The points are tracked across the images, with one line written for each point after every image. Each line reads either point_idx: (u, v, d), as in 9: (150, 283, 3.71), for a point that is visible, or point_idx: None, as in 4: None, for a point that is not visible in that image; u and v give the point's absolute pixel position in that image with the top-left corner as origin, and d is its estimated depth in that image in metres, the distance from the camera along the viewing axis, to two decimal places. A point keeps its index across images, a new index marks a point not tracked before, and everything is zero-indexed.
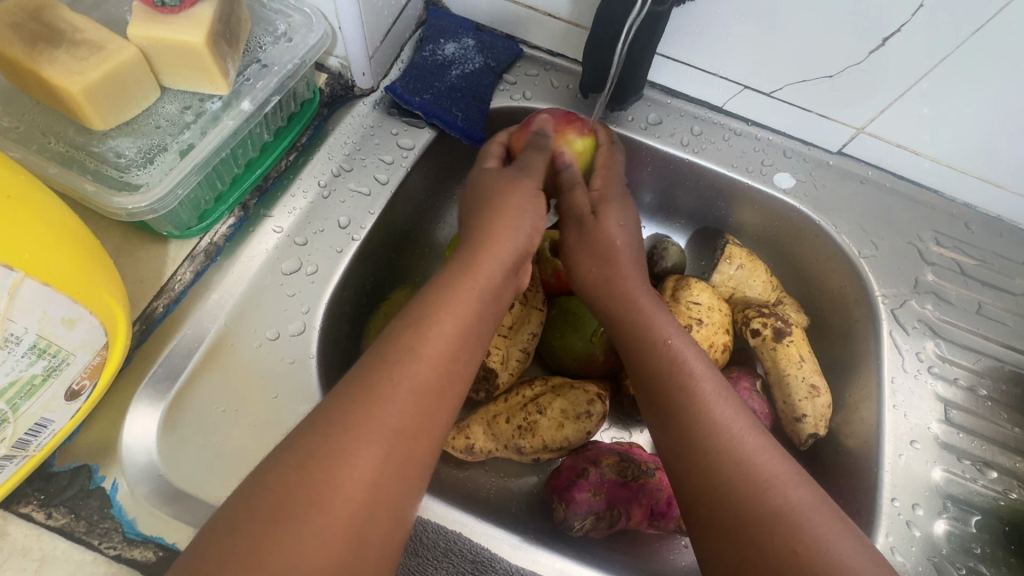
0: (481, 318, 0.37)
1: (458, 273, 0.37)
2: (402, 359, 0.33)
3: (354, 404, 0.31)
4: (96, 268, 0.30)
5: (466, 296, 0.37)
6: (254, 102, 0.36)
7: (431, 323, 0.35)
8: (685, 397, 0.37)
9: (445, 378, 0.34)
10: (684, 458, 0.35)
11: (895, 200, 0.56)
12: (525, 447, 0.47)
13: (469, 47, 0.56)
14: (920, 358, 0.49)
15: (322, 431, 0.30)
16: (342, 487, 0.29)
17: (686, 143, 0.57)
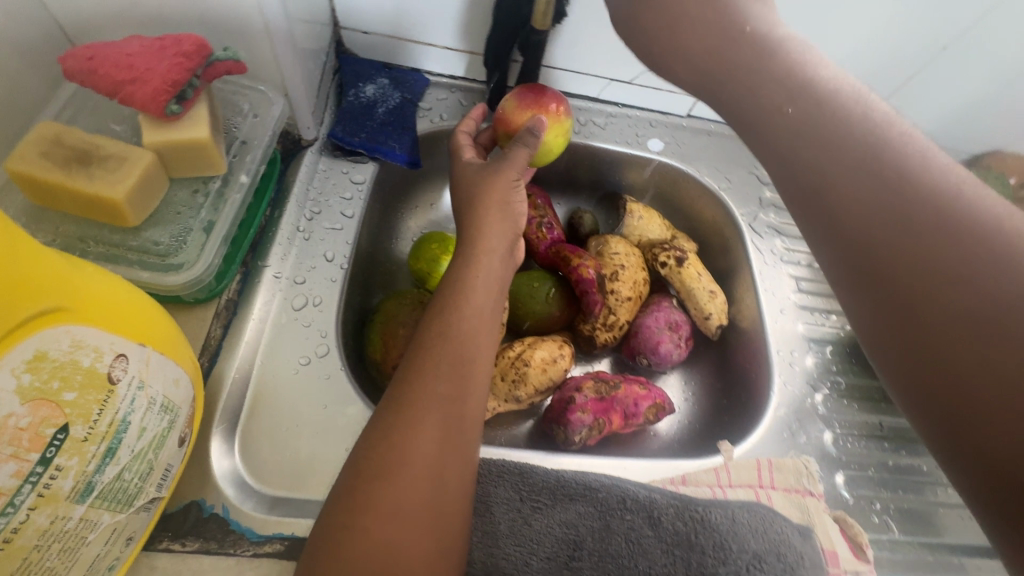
0: (488, 300, 0.47)
1: (461, 270, 0.48)
2: (439, 341, 0.43)
3: (413, 384, 0.41)
4: (176, 336, 0.36)
5: (477, 289, 0.47)
6: (249, 174, 0.44)
7: (455, 307, 0.45)
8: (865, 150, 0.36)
9: (472, 348, 0.44)
10: (945, 282, 0.31)
11: (735, 142, 0.75)
12: (523, 395, 0.59)
13: (385, 85, 0.65)
14: (774, 253, 0.67)
15: (393, 405, 0.40)
16: (420, 442, 0.39)
17: (577, 131, 0.71)
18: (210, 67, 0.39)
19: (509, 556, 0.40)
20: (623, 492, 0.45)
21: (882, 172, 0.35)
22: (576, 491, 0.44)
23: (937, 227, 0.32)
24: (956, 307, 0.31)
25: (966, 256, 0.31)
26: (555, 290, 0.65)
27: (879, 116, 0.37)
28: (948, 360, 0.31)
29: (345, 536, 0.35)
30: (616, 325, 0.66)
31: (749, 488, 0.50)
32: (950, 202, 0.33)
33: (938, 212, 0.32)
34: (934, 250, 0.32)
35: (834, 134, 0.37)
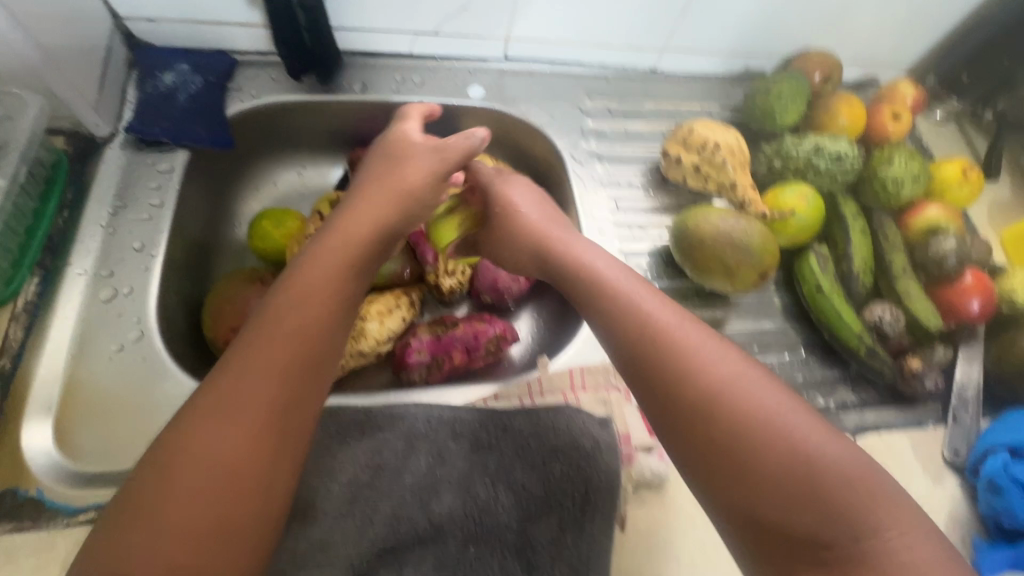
0: (330, 307, 0.44)
1: (303, 270, 0.45)
2: (259, 342, 0.41)
3: (234, 378, 0.39)
4: None
5: (314, 291, 0.44)
6: (7, 177, 0.49)
7: (279, 307, 0.43)
8: (752, 424, 0.38)
9: (299, 352, 0.41)
10: (742, 456, 0.38)
11: (555, 79, 0.78)
12: (366, 348, 0.62)
13: (186, 71, 0.65)
14: (595, 178, 0.71)
15: (200, 407, 0.38)
16: (220, 438, 0.37)
17: (395, 90, 0.72)
18: None
19: (313, 485, 0.45)
20: (426, 414, 0.49)
21: (683, 376, 0.41)
22: (382, 421, 0.49)
23: (738, 423, 0.39)
24: (766, 476, 0.37)
25: (750, 425, 0.38)
26: (393, 247, 0.68)
27: (646, 302, 0.47)
28: (757, 512, 0.37)
29: (127, 541, 0.34)
30: (457, 271, 0.69)
31: (559, 393, 0.55)
32: (729, 395, 0.40)
33: (730, 407, 0.39)
34: (731, 435, 0.39)
35: (656, 370, 0.43)
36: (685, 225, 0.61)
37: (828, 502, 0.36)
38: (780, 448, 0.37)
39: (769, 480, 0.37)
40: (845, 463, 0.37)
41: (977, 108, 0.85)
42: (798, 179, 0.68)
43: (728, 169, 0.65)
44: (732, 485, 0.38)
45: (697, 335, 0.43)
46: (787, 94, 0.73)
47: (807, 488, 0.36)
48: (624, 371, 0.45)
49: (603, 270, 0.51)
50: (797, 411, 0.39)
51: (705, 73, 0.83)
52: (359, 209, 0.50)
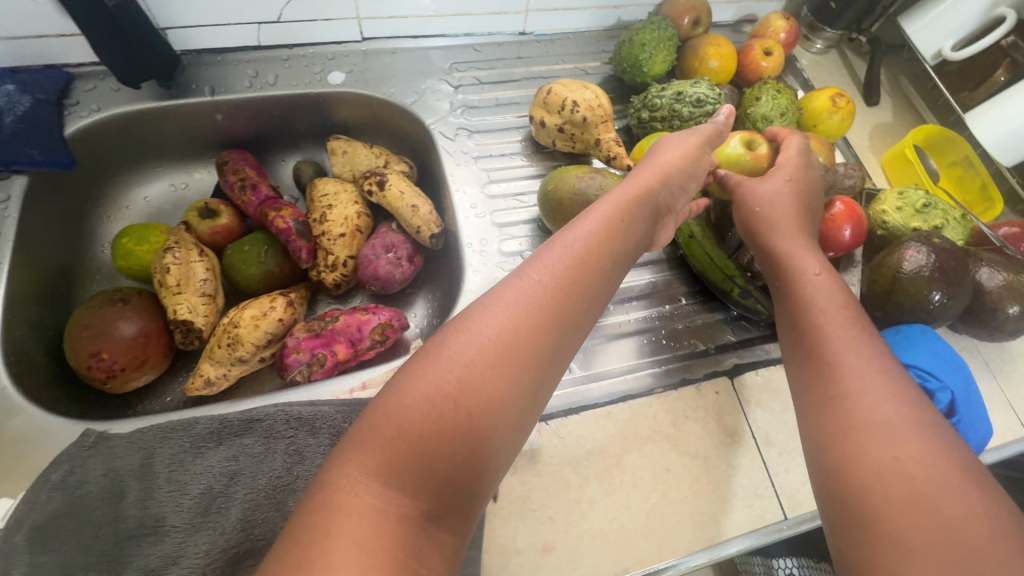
0: (555, 299, 0.41)
1: (548, 250, 0.44)
2: (463, 330, 0.38)
3: (502, 313, 0.39)
4: None
5: (525, 290, 0.41)
6: None
7: (531, 279, 0.42)
8: (865, 428, 0.38)
9: (505, 351, 0.38)
10: (870, 457, 0.36)
11: (421, 54, 0.76)
12: (244, 355, 0.61)
13: (11, 91, 0.61)
14: (465, 152, 0.70)
15: (444, 334, 0.39)
16: (466, 350, 0.37)
17: (250, 85, 0.70)
18: None
19: (164, 500, 0.44)
20: (287, 414, 0.49)
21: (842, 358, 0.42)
22: (239, 426, 0.48)
23: (857, 419, 0.38)
24: (883, 455, 0.36)
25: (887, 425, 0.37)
26: (267, 248, 0.67)
27: (830, 319, 0.45)
28: (860, 493, 0.35)
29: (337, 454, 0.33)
30: (338, 264, 0.68)
31: None
32: (892, 414, 0.38)
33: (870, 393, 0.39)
34: (865, 419, 0.38)
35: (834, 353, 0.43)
36: (547, 190, 0.62)
37: (940, 519, 0.32)
38: (907, 448, 0.36)
39: (891, 466, 0.35)
40: (974, 511, 0.32)
41: (852, 33, 0.85)
42: (666, 128, 0.68)
43: (589, 127, 0.65)
44: (857, 480, 0.36)
45: (855, 342, 0.43)
46: (650, 42, 0.71)
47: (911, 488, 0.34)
48: (806, 378, 0.44)
49: (788, 247, 0.54)
50: (939, 441, 0.36)
51: (577, 29, 0.81)
52: (672, 153, 0.56)
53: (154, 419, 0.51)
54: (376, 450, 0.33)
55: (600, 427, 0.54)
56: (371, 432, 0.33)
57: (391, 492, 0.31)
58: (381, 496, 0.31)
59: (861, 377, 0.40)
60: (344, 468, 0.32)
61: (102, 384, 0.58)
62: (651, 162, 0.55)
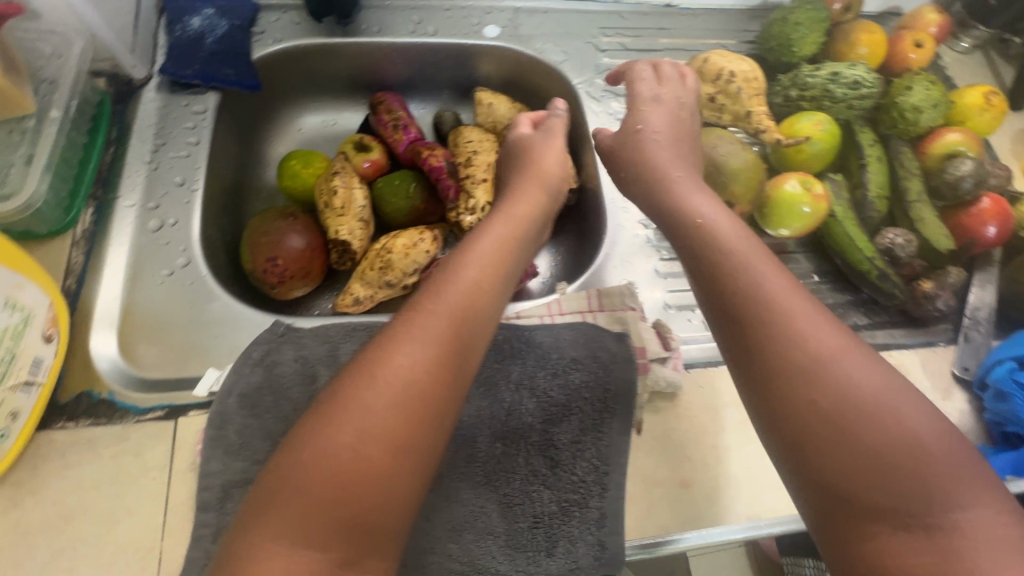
0: (456, 326, 0.40)
1: (439, 286, 0.43)
2: (368, 375, 0.36)
3: (410, 348, 0.38)
4: (15, 260, 0.42)
5: (428, 318, 0.40)
6: (60, 109, 0.48)
7: (424, 311, 0.40)
8: (804, 396, 0.36)
9: (417, 384, 0.37)
10: (815, 430, 0.36)
11: (570, 16, 0.78)
12: (393, 279, 0.66)
13: (212, 15, 0.67)
14: (610, 113, 0.72)
15: (350, 375, 0.37)
16: (381, 393, 0.36)
17: (413, 31, 0.74)
18: None
19: None
20: None
21: (788, 323, 0.39)
22: None
23: (802, 366, 0.37)
24: (853, 446, 0.34)
25: (848, 398, 0.36)
26: (415, 185, 0.71)
27: (764, 265, 0.42)
28: (821, 470, 0.35)
29: (249, 534, 0.32)
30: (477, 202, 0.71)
31: (577, 314, 0.57)
32: (822, 367, 0.37)
33: (819, 370, 0.37)
34: (794, 373, 0.37)
35: (760, 329, 0.39)
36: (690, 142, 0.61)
37: (881, 466, 0.34)
38: (857, 419, 0.35)
39: (864, 448, 0.34)
40: (919, 433, 0.34)
41: (1005, 34, 0.82)
42: (814, 108, 0.68)
43: (742, 98, 0.66)
44: (817, 453, 0.35)
45: (806, 311, 0.39)
46: (805, 23, 0.72)
47: (875, 454, 0.34)
48: (728, 350, 0.41)
49: (688, 198, 0.51)
50: (864, 387, 0.36)
51: (720, 6, 0.82)
52: (529, 199, 0.59)
53: (330, 321, 0.55)
54: (289, 514, 0.32)
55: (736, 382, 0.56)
56: (277, 497, 0.33)
57: (314, 553, 0.32)
58: (303, 554, 0.31)
59: (776, 330, 0.39)
60: (258, 534, 0.32)
61: (270, 288, 0.63)
62: (506, 202, 0.58)
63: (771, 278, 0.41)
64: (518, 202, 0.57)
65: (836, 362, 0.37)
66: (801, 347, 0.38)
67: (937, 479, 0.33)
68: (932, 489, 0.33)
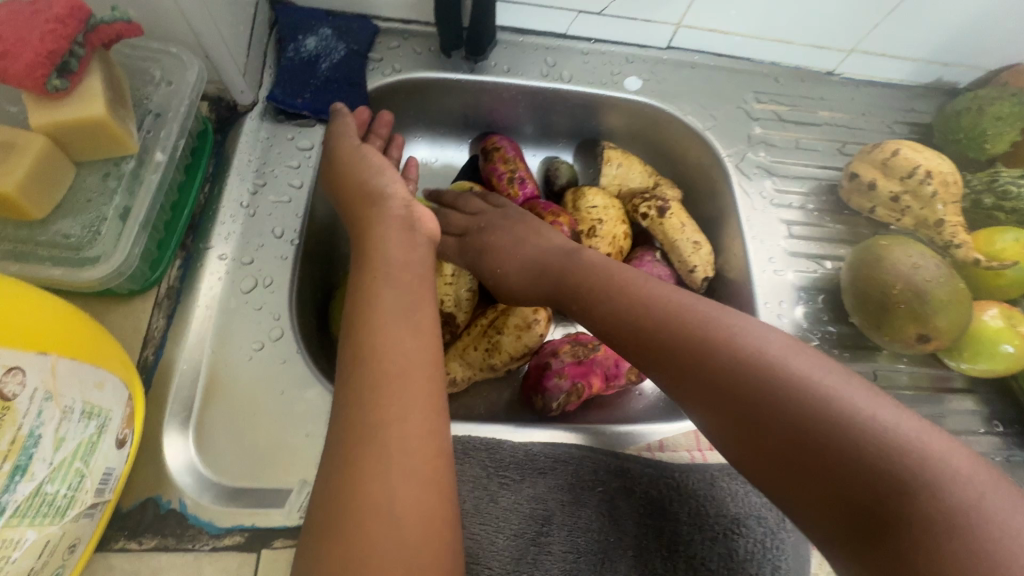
0: (406, 388, 0.34)
1: (364, 338, 0.36)
2: (350, 502, 0.30)
3: (389, 460, 0.31)
4: (92, 350, 0.33)
5: (389, 394, 0.33)
6: (165, 151, 0.40)
7: (370, 385, 0.33)
8: (753, 413, 0.34)
9: (417, 495, 0.31)
10: (772, 445, 0.33)
11: (720, 74, 0.68)
12: (498, 363, 0.57)
13: (328, 36, 0.58)
14: (763, 197, 0.63)
15: (328, 512, 0.30)
16: (390, 538, 0.29)
17: (545, 74, 0.65)
18: (93, 32, 0.34)
19: (475, 534, 0.40)
20: (595, 462, 0.43)
21: (678, 316, 0.39)
22: (546, 464, 0.43)
23: (734, 385, 0.35)
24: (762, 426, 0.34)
25: (770, 379, 0.34)
26: None
27: (652, 284, 0.42)
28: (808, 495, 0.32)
29: None
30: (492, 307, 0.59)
31: None
32: (756, 368, 0.35)
33: (711, 348, 0.37)
34: (728, 388, 0.35)
35: (671, 342, 0.38)
36: (875, 249, 0.52)
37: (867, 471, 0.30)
38: (818, 424, 0.32)
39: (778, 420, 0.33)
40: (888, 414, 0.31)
41: None
42: (1013, 222, 0.58)
43: (936, 203, 0.55)
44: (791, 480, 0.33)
45: (718, 313, 0.38)
46: (1007, 117, 0.61)
47: (856, 459, 0.30)
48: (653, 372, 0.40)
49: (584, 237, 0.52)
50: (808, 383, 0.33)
51: (887, 80, 0.72)
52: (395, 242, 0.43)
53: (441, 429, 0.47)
54: None
55: None
56: None
57: None
58: None
59: (694, 346, 0.37)
60: None
61: None
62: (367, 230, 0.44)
63: (659, 294, 0.41)
64: (372, 232, 0.44)
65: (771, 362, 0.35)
66: (729, 358, 0.36)
67: (857, 420, 0.31)
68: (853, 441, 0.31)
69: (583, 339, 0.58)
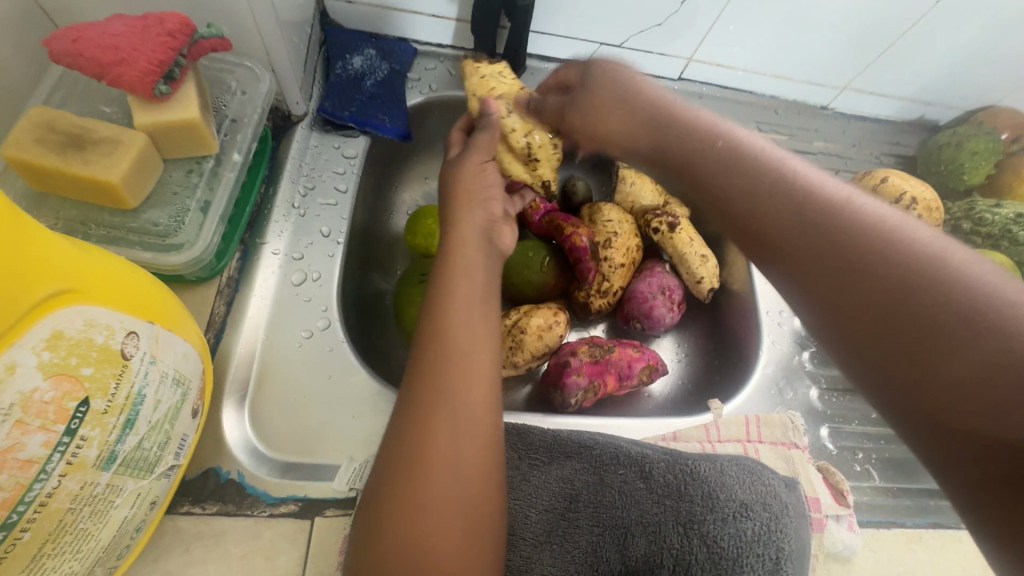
0: (473, 346, 0.41)
1: (437, 302, 0.42)
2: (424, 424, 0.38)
3: (456, 394, 0.39)
4: (180, 324, 0.36)
5: (459, 350, 0.40)
6: (241, 152, 0.44)
7: (443, 340, 0.40)
8: (835, 252, 0.33)
9: (475, 436, 0.38)
10: (851, 280, 0.32)
11: (726, 104, 0.75)
12: (520, 361, 0.61)
13: (373, 56, 0.63)
14: None
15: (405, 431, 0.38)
16: (453, 455, 0.37)
17: None
18: (195, 46, 0.39)
19: (509, 508, 0.45)
20: (615, 449, 0.47)
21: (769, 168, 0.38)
22: (571, 448, 0.47)
23: (822, 224, 0.34)
24: (920, 347, 0.30)
25: (860, 226, 0.33)
26: (549, 259, 0.65)
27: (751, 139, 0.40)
28: (879, 334, 0.31)
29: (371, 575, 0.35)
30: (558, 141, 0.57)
31: (737, 443, 0.52)
32: (845, 211, 0.34)
33: (885, 251, 0.32)
34: (814, 227, 0.34)
35: (764, 183, 0.37)
36: None
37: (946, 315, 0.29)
38: (902, 264, 0.31)
39: (956, 343, 0.29)
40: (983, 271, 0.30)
41: None
42: (988, 246, 0.64)
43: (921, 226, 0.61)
44: (864, 318, 0.32)
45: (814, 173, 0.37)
46: (981, 152, 0.68)
47: (940, 300, 0.29)
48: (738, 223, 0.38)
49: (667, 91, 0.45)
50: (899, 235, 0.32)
51: (876, 116, 0.78)
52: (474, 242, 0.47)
53: None
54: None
55: (909, 552, 0.50)
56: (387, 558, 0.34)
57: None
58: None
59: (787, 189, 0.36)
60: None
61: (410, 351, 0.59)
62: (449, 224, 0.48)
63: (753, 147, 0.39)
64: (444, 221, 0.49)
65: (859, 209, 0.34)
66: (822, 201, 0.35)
67: (952, 273, 0.30)
68: (971, 309, 0.29)
69: (599, 340, 0.63)
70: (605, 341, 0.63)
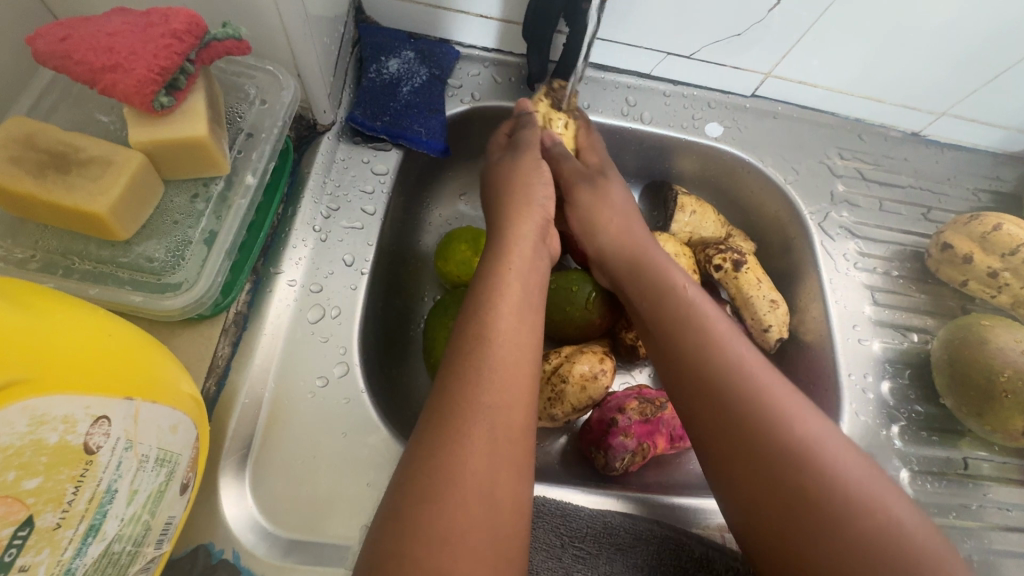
0: (523, 360, 0.37)
1: (480, 309, 0.39)
2: (456, 427, 0.33)
3: (497, 398, 0.35)
4: (174, 388, 0.30)
5: (505, 356, 0.37)
6: (255, 174, 0.38)
7: (483, 362, 0.36)
8: (732, 437, 0.37)
9: (508, 445, 0.34)
10: (743, 468, 0.36)
11: (802, 126, 0.66)
12: (558, 414, 0.54)
13: (411, 59, 0.56)
14: (846, 258, 0.60)
15: (434, 438, 0.33)
16: (487, 470, 0.32)
17: (625, 112, 0.63)
18: (206, 49, 0.33)
19: None
20: (678, 546, 0.40)
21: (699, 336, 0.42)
22: (624, 540, 0.40)
23: (733, 414, 0.38)
24: (789, 512, 0.34)
25: (755, 418, 0.37)
26: (596, 295, 0.57)
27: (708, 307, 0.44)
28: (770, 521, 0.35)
29: None
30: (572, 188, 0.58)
31: None
32: (751, 399, 0.38)
33: (769, 439, 0.36)
34: (721, 408, 0.38)
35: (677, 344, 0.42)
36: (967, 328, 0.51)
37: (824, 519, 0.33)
38: (785, 459, 0.35)
39: (831, 532, 0.32)
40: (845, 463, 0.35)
41: None
42: None
43: None
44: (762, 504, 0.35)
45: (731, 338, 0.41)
46: None
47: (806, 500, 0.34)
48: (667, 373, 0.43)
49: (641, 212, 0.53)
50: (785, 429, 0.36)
51: (974, 145, 0.68)
52: (528, 250, 0.45)
53: None
54: None
55: None
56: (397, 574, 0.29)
57: None
58: None
59: (705, 368, 0.40)
60: None
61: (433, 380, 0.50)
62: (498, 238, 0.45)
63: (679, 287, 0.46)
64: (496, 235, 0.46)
65: (757, 397, 0.37)
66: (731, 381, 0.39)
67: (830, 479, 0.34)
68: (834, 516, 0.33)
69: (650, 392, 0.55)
70: (655, 392, 0.55)
